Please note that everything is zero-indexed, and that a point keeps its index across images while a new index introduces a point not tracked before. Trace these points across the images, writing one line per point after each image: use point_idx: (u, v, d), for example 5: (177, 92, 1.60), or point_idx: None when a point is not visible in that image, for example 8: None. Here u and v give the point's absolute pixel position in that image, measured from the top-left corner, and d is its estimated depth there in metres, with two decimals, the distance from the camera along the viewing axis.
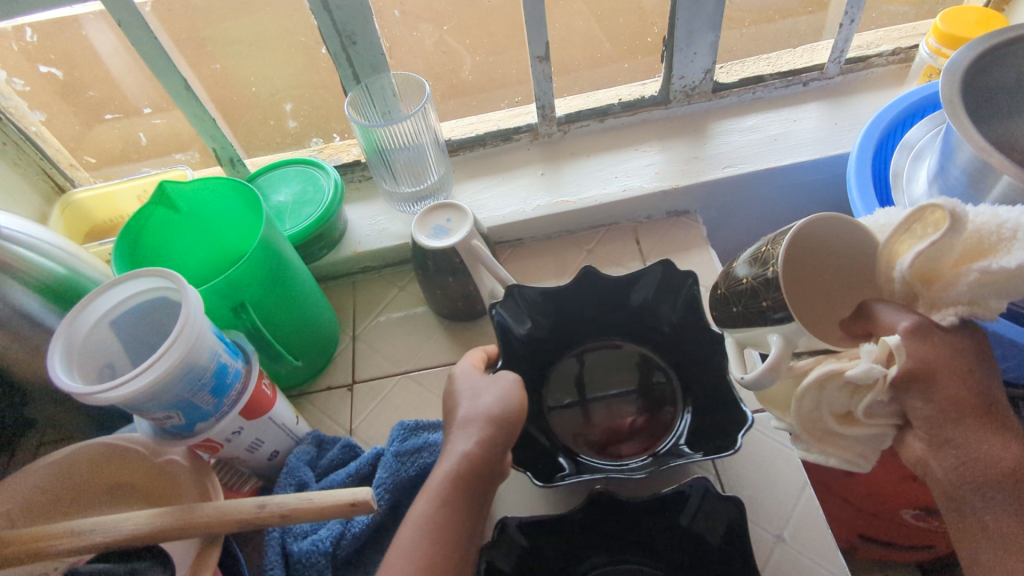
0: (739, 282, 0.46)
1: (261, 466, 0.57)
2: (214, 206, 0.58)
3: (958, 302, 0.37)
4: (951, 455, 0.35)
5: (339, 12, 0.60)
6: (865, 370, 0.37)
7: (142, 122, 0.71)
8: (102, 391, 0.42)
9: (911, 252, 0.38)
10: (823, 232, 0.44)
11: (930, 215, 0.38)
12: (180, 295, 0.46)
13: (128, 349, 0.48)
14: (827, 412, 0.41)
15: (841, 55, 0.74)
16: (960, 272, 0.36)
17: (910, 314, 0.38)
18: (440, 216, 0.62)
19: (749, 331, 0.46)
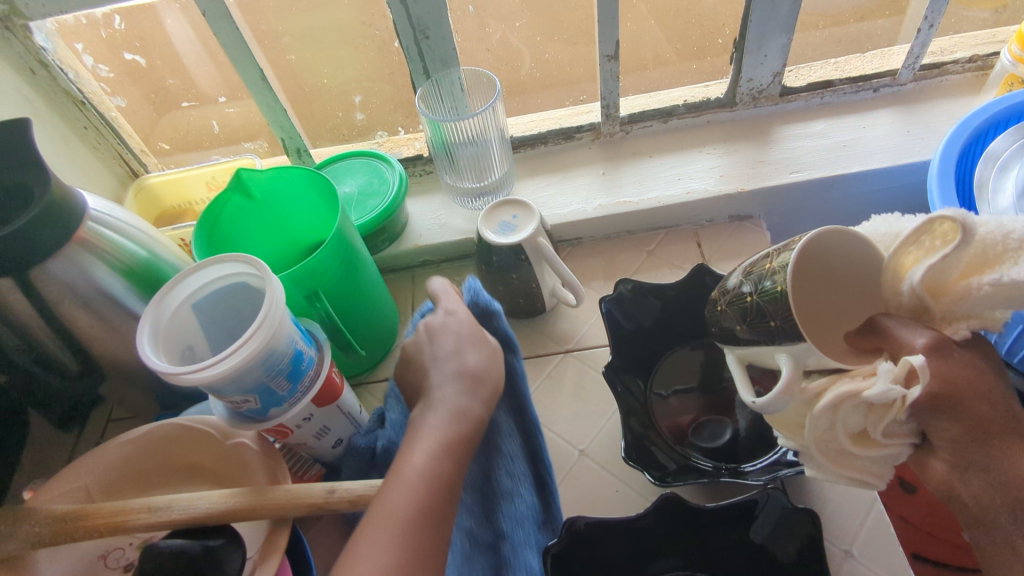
0: (742, 296, 0.42)
1: (325, 453, 0.58)
2: (287, 196, 0.59)
3: (969, 315, 0.34)
4: (978, 478, 0.32)
5: (415, 5, 0.60)
6: (881, 392, 0.32)
7: (215, 111, 0.72)
8: (192, 375, 0.42)
9: (919, 265, 0.34)
10: (830, 244, 0.39)
11: (936, 227, 0.34)
12: (262, 283, 0.47)
13: (207, 331, 0.49)
14: (841, 433, 0.35)
15: (915, 61, 0.72)
16: (969, 286, 0.32)
17: (926, 330, 0.34)
18: (507, 213, 0.62)
19: (757, 350, 0.43)
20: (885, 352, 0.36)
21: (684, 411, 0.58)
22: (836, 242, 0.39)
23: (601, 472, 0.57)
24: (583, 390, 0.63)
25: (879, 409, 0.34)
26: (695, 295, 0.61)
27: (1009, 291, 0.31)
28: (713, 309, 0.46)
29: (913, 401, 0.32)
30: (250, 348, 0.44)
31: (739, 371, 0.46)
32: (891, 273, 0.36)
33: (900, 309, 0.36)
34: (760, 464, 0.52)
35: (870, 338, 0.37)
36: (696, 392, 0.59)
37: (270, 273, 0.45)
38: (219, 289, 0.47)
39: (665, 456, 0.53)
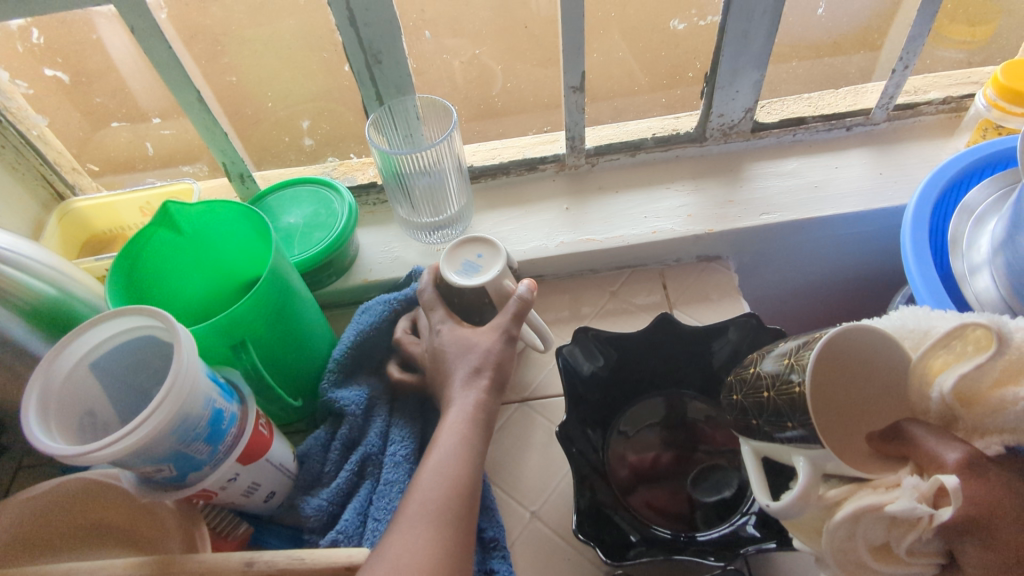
0: (760, 393, 0.41)
1: (256, 508, 0.52)
2: (220, 230, 0.55)
3: (1004, 429, 0.35)
4: None
5: (367, 29, 0.56)
6: (907, 509, 0.31)
7: (150, 131, 0.67)
8: (83, 452, 0.38)
9: (951, 373, 0.35)
10: (863, 341, 0.39)
11: (969, 332, 0.36)
12: (169, 335, 0.43)
13: (111, 389, 0.45)
14: (862, 545, 0.34)
15: (889, 101, 0.70)
16: (1004, 399, 0.34)
17: (958, 445, 0.33)
18: (469, 250, 0.57)
19: (772, 447, 0.41)
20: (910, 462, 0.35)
21: (647, 446, 0.56)
22: (861, 337, 0.39)
23: (552, 536, 0.53)
24: (540, 445, 0.59)
25: (902, 523, 0.33)
26: (657, 341, 0.58)
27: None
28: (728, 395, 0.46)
29: (941, 522, 0.31)
30: (159, 411, 0.40)
31: (755, 465, 0.43)
32: (920, 376, 0.38)
33: (927, 415, 0.37)
34: (712, 534, 0.50)
35: (897, 445, 0.36)
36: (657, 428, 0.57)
37: (176, 322, 0.42)
38: (125, 342, 0.44)
39: (627, 524, 0.50)
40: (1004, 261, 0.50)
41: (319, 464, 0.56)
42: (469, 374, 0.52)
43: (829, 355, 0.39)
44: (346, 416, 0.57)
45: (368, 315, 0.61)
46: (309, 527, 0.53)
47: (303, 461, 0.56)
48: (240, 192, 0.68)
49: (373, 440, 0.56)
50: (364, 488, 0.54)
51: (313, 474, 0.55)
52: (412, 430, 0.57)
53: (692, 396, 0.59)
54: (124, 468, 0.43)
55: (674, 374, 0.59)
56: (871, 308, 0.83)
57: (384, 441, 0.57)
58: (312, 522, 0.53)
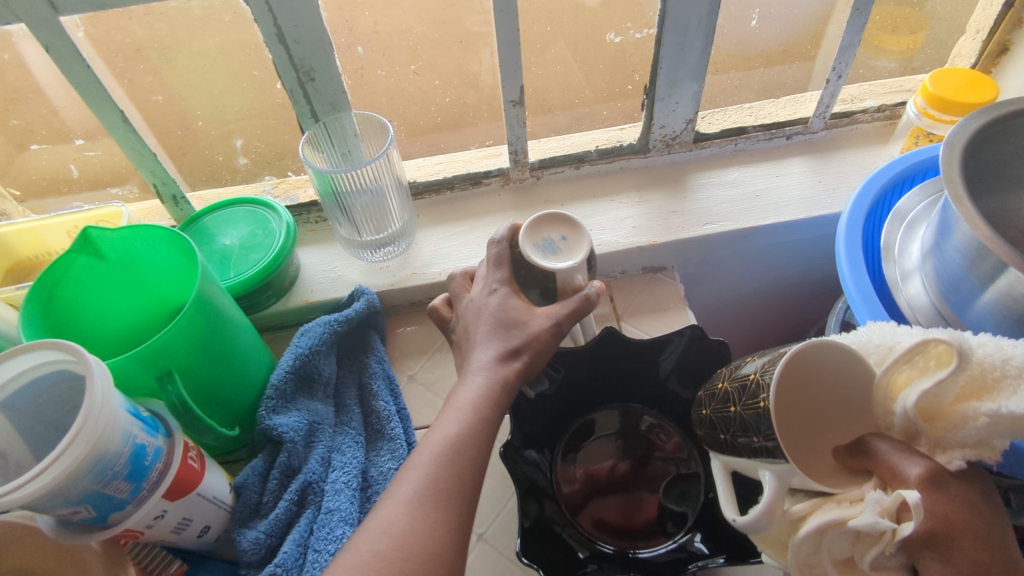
0: (727, 409, 0.41)
1: (189, 544, 0.49)
2: (145, 255, 0.52)
3: (965, 444, 0.34)
4: None
5: (296, 45, 0.55)
6: (869, 524, 0.31)
7: (74, 154, 0.64)
8: None
9: (914, 389, 0.35)
10: (820, 356, 0.40)
11: (931, 348, 0.35)
12: (83, 367, 0.41)
13: (25, 428, 0.43)
14: (826, 559, 0.34)
15: (826, 110, 0.72)
16: (966, 415, 0.34)
17: (921, 458, 0.33)
18: (552, 232, 0.49)
19: (735, 460, 0.41)
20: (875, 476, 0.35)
21: (604, 456, 0.56)
22: (838, 354, 0.39)
23: (500, 557, 0.52)
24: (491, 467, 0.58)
25: (867, 538, 0.32)
26: (603, 355, 0.57)
27: (1000, 422, 0.33)
28: (699, 412, 0.45)
29: (903, 537, 0.31)
30: (70, 450, 0.37)
31: (723, 479, 0.42)
32: (885, 392, 0.37)
33: (891, 431, 0.37)
34: (658, 551, 0.49)
35: (861, 460, 0.36)
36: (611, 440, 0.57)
37: (88, 356, 0.40)
38: (37, 378, 0.42)
39: (574, 540, 0.50)
40: (935, 267, 0.50)
41: (257, 494, 0.53)
42: (500, 356, 0.46)
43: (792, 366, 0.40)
44: (285, 443, 0.55)
45: (307, 338, 0.60)
46: (245, 561, 0.51)
47: (239, 493, 0.53)
48: (174, 214, 0.66)
49: (314, 467, 0.54)
50: (305, 516, 0.52)
51: (251, 506, 0.53)
52: (355, 455, 0.56)
53: (639, 407, 0.59)
54: (38, 511, 0.40)
55: (623, 387, 0.59)
56: (814, 311, 0.84)
57: (327, 468, 0.55)
58: (248, 556, 0.50)
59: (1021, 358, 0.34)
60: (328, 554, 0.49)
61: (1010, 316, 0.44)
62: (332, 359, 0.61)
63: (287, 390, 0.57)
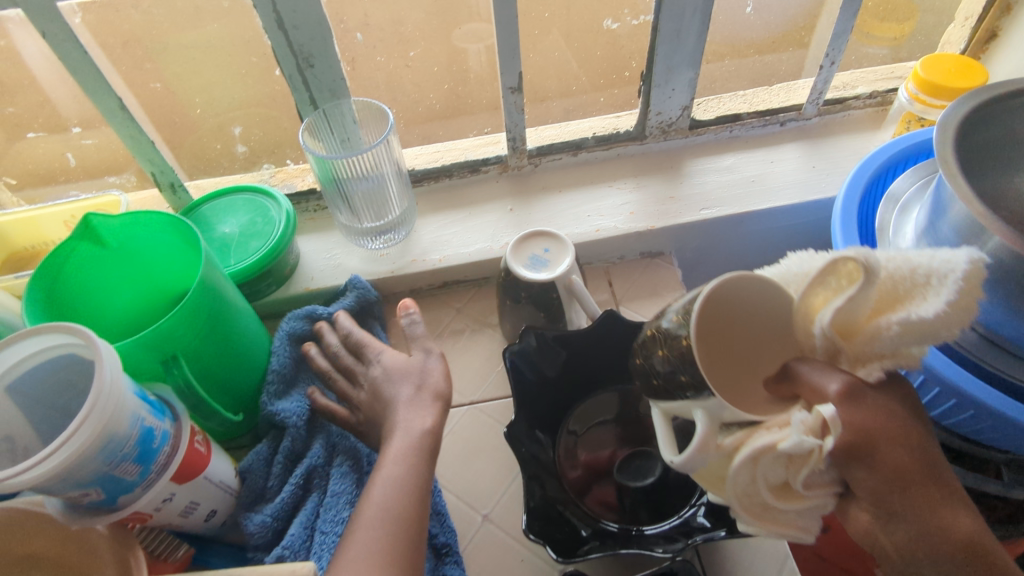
0: (653, 356, 0.40)
1: (196, 528, 0.50)
2: (146, 240, 0.52)
3: (883, 355, 0.33)
4: (901, 529, 0.29)
5: (295, 31, 0.55)
6: (795, 444, 0.31)
7: (71, 142, 0.63)
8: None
9: (828, 309, 0.33)
10: (738, 290, 0.38)
11: (842, 267, 0.33)
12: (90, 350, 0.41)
13: (31, 412, 0.43)
14: (762, 486, 0.34)
15: (819, 96, 0.72)
16: (878, 327, 0.32)
17: (839, 373, 0.32)
18: (537, 245, 0.57)
19: (672, 405, 0.40)
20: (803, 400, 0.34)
21: (602, 444, 0.57)
22: (745, 288, 0.37)
23: (505, 539, 0.54)
24: (493, 449, 0.59)
25: (799, 459, 0.32)
26: (600, 338, 0.58)
27: (912, 330, 0.31)
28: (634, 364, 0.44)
29: (828, 452, 0.30)
30: (81, 432, 0.37)
31: (664, 426, 0.41)
32: (804, 315, 0.35)
33: (815, 352, 0.35)
34: (663, 527, 0.50)
35: (787, 386, 0.35)
36: (613, 424, 0.58)
37: (96, 339, 0.40)
38: (42, 363, 0.42)
39: (576, 519, 0.50)
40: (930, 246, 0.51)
41: (262, 479, 0.54)
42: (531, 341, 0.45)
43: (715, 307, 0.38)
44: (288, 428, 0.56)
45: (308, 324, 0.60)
46: (253, 544, 0.51)
47: (244, 478, 0.54)
48: (172, 203, 0.66)
49: (318, 451, 0.55)
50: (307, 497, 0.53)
51: (256, 490, 0.53)
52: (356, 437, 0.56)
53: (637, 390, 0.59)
54: (47, 494, 0.40)
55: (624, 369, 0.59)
56: None
57: (331, 450, 0.55)
58: (256, 539, 0.51)
59: (929, 264, 0.30)
60: (334, 535, 0.49)
61: (997, 290, 0.45)
62: (325, 351, 0.62)
63: (282, 379, 0.58)
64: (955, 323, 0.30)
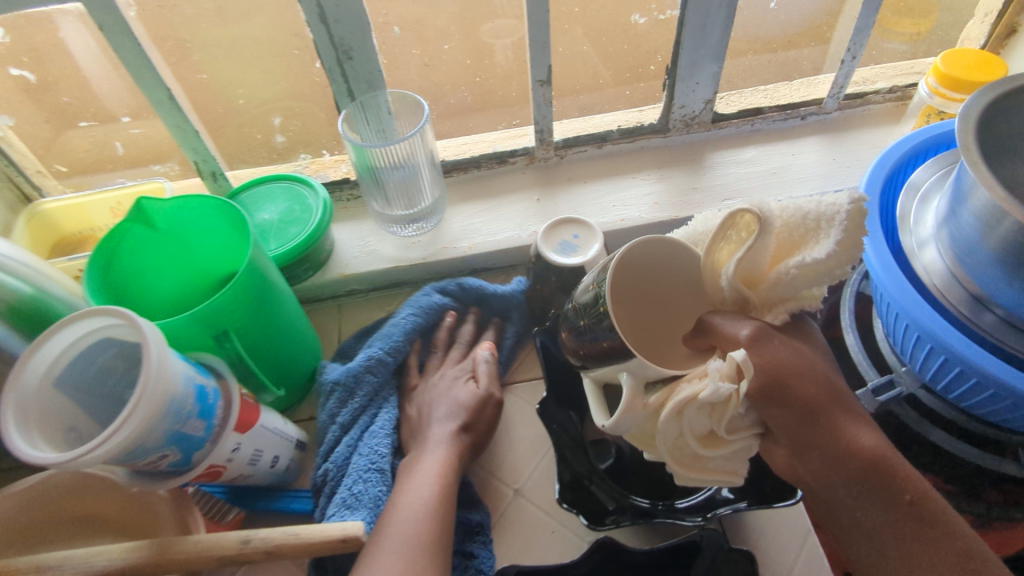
0: (580, 324, 0.47)
1: (264, 475, 0.54)
2: (194, 223, 0.55)
3: (786, 299, 0.39)
4: (816, 458, 0.37)
5: (337, 25, 0.57)
6: (715, 392, 0.37)
7: (119, 131, 0.66)
8: (82, 454, 0.38)
9: (731, 260, 0.39)
10: (647, 255, 0.46)
11: (739, 220, 0.39)
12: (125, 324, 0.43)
13: (84, 400, 0.45)
14: (689, 437, 0.40)
15: (840, 91, 0.74)
16: (779, 271, 0.37)
17: (748, 321, 0.39)
18: (566, 232, 0.59)
19: (601, 369, 0.46)
20: (716, 350, 0.41)
21: None
22: (662, 247, 0.46)
23: (535, 511, 0.56)
24: (523, 424, 0.61)
25: (719, 406, 0.38)
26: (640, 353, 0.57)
27: (808, 271, 0.36)
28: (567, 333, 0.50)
29: (744, 392, 0.37)
30: (147, 391, 0.40)
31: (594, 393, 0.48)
32: (711, 269, 0.42)
33: (725, 303, 0.42)
34: (693, 500, 0.51)
35: (704, 339, 0.42)
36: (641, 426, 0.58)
37: (137, 318, 0.41)
38: (87, 350, 0.44)
39: (605, 493, 0.52)
40: (950, 233, 0.53)
41: (350, 388, 0.59)
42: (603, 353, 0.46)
43: (628, 272, 0.46)
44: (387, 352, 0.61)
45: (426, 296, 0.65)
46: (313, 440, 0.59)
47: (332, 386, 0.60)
48: (212, 189, 0.68)
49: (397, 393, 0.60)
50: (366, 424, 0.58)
51: (343, 398, 0.59)
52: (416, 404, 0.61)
53: None
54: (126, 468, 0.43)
55: None
56: None
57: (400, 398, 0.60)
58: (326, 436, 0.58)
59: (815, 208, 0.36)
60: (366, 462, 0.54)
61: (1016, 270, 0.46)
62: (471, 323, 0.65)
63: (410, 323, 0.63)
64: (844, 261, 0.35)
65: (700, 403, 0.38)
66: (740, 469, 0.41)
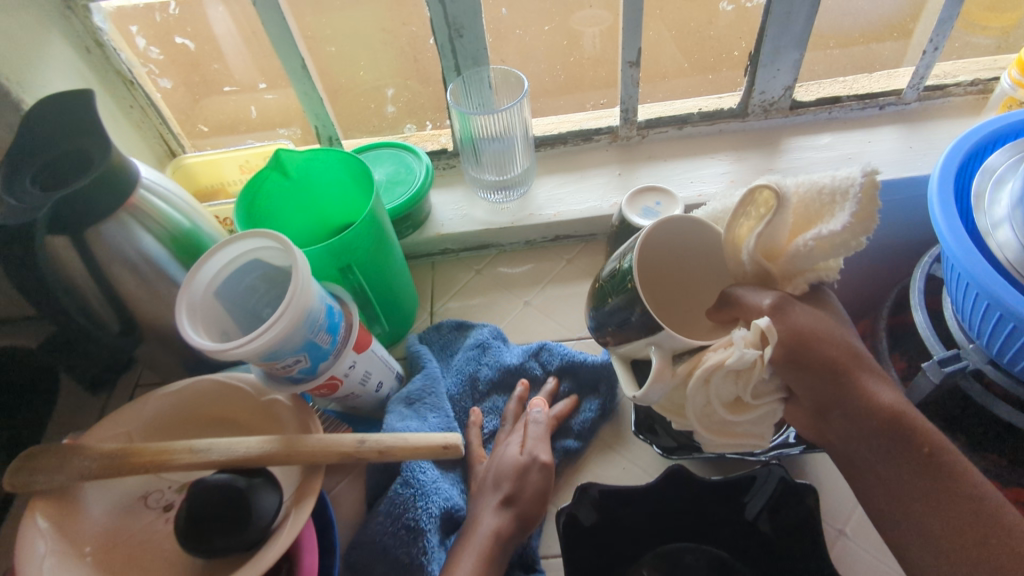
0: (609, 302, 0.51)
1: (371, 397, 0.62)
2: (321, 174, 0.63)
3: (806, 271, 0.44)
4: (840, 416, 0.41)
5: (453, 5, 0.64)
6: (740, 358, 0.42)
7: (255, 97, 0.75)
8: (244, 343, 0.46)
9: (752, 236, 0.43)
10: (672, 234, 0.50)
11: (759, 196, 0.43)
12: (274, 247, 0.51)
13: (234, 311, 0.54)
14: (716, 400, 0.45)
15: (920, 81, 0.76)
16: (798, 244, 0.42)
17: (771, 292, 0.43)
18: (650, 199, 0.65)
19: (630, 345, 0.51)
20: (740, 321, 0.45)
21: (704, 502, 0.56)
22: (671, 225, 0.49)
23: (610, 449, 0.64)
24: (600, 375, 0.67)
25: (744, 373, 0.43)
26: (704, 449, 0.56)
27: (824, 243, 0.41)
28: (597, 314, 0.54)
29: (766, 359, 0.41)
30: (296, 299, 0.48)
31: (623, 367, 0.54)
32: (732, 244, 0.46)
33: (746, 276, 0.46)
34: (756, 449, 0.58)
35: (726, 312, 0.46)
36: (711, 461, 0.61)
37: (291, 243, 0.49)
38: (239, 269, 0.53)
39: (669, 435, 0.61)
40: None
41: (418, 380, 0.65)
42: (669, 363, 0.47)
43: (653, 251, 0.51)
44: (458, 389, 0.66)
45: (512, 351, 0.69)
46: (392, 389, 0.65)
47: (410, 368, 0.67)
48: None
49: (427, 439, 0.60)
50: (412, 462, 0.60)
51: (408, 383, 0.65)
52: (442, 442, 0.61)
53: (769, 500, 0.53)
54: (269, 369, 0.51)
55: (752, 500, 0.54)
56: None
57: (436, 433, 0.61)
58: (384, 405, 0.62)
59: (829, 184, 0.40)
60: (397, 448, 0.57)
61: None
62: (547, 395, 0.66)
63: (482, 376, 0.67)
64: (860, 232, 0.40)
65: (725, 369, 0.43)
66: (765, 431, 0.47)
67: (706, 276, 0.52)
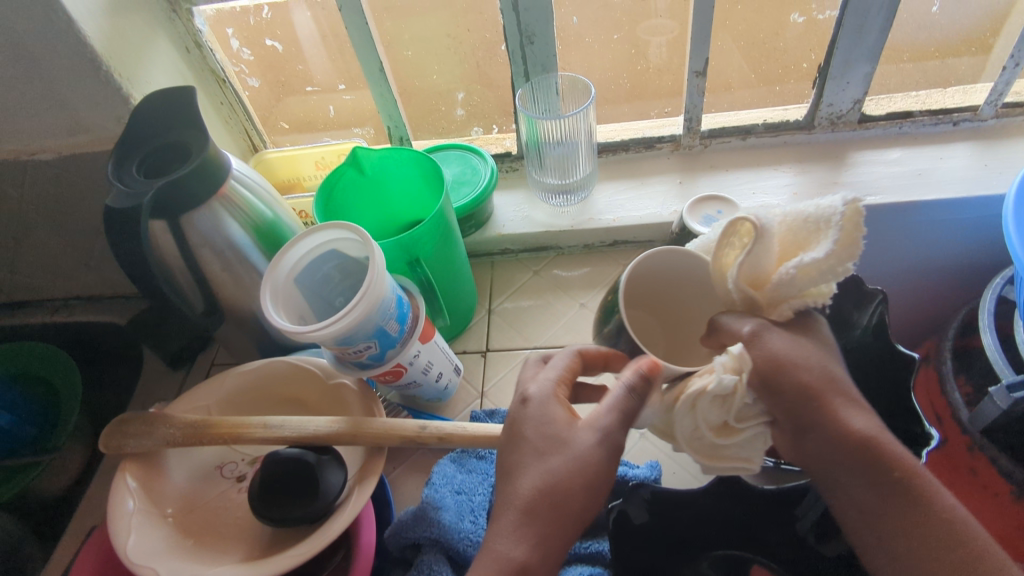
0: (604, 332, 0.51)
1: (432, 387, 0.64)
2: (393, 173, 0.66)
3: (792, 297, 0.43)
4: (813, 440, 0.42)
5: (526, 13, 0.66)
6: (721, 381, 0.41)
7: (334, 98, 0.79)
8: (325, 326, 0.49)
9: (735, 265, 0.43)
10: (657, 266, 0.51)
11: (740, 228, 0.44)
12: (352, 238, 0.54)
13: (310, 298, 0.57)
14: (704, 426, 0.43)
15: (999, 98, 0.74)
16: (781, 271, 0.41)
17: (750, 319, 0.44)
18: (711, 207, 0.65)
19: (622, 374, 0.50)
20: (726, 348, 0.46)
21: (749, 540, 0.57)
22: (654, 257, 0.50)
23: (661, 453, 0.65)
24: None
25: (727, 397, 0.42)
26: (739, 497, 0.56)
27: (807, 271, 0.40)
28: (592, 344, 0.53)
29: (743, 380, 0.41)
30: (373, 287, 0.51)
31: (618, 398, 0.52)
32: (720, 273, 0.46)
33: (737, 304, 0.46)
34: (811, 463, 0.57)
35: (716, 339, 0.46)
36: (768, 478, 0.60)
37: (370, 235, 0.52)
38: (317, 258, 0.56)
39: None
40: None
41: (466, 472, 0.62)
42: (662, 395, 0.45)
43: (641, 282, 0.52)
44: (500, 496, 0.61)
45: None
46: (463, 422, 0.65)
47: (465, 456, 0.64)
48: None
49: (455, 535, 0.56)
50: (424, 559, 0.54)
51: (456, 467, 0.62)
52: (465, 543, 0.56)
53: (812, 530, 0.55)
54: (342, 353, 0.54)
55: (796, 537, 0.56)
56: None
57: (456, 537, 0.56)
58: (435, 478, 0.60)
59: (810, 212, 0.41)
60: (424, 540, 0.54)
61: None
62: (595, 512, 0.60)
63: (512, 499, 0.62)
64: (845, 259, 0.39)
65: (709, 395, 0.42)
66: (755, 456, 0.44)
67: (692, 290, 0.53)
